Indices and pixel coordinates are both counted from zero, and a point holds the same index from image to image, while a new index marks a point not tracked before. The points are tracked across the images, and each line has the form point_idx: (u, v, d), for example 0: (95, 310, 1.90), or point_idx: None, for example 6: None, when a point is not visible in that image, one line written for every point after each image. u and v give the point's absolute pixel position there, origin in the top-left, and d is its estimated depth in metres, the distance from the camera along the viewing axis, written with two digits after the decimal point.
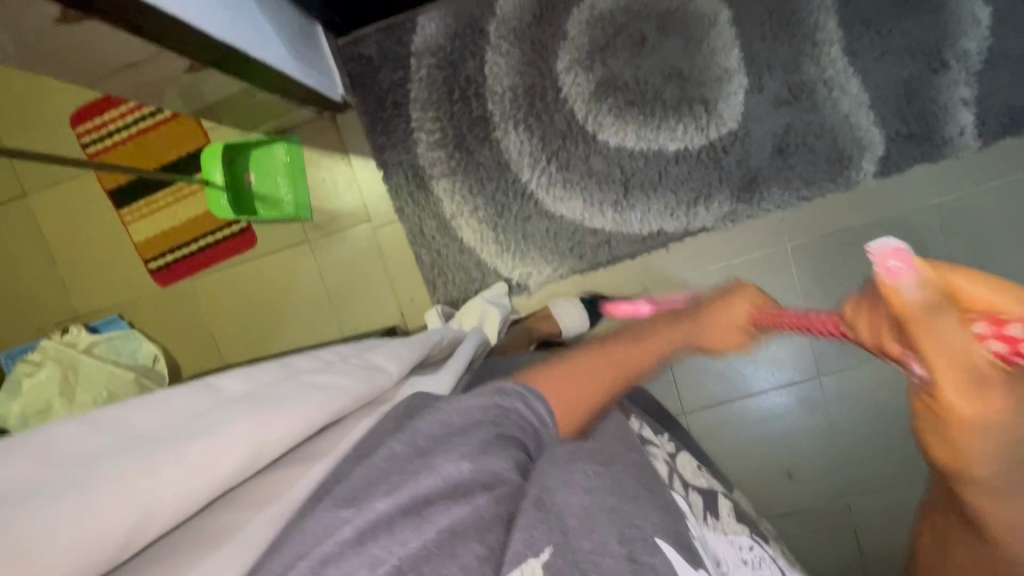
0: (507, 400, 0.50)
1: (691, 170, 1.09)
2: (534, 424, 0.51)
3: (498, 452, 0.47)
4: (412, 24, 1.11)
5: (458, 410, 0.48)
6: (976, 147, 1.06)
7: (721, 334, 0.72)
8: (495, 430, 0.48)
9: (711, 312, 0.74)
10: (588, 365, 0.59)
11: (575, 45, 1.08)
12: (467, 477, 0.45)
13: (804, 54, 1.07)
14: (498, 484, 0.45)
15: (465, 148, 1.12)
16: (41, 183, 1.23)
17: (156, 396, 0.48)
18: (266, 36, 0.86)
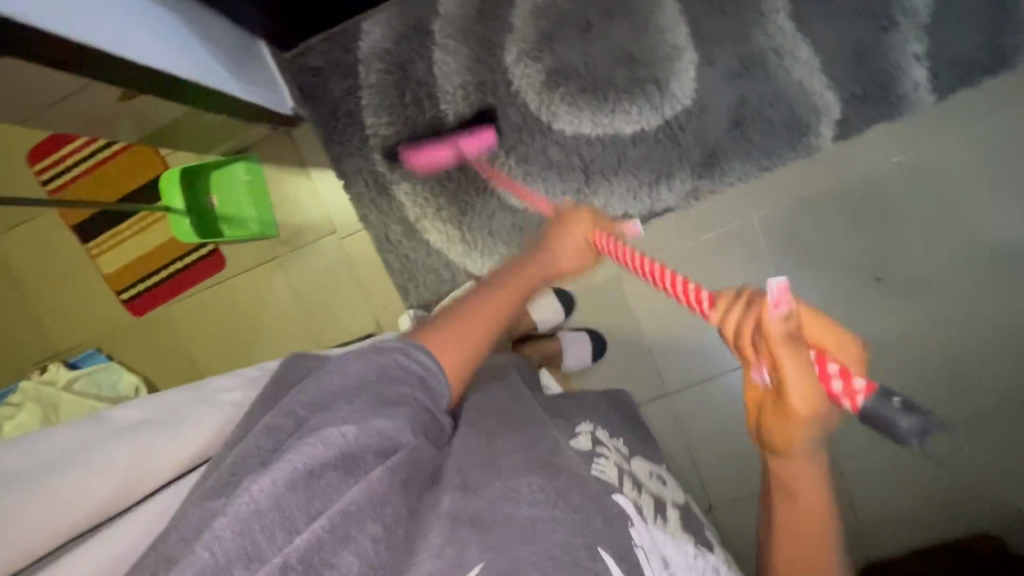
0: (383, 354, 0.53)
1: (650, 151, 1.09)
2: (417, 375, 0.53)
3: (386, 413, 0.49)
4: (357, 30, 1.11)
5: (340, 375, 0.50)
6: (931, 102, 1.06)
7: (569, 258, 0.86)
8: (380, 391, 0.50)
9: (554, 239, 0.87)
10: (468, 317, 0.63)
11: (521, 36, 1.08)
12: (352, 440, 0.46)
13: (751, 24, 1.06)
14: (393, 449, 0.48)
15: (422, 149, 1.12)
16: (7, 225, 1.23)
17: (54, 430, 0.55)
18: (200, 56, 0.86)
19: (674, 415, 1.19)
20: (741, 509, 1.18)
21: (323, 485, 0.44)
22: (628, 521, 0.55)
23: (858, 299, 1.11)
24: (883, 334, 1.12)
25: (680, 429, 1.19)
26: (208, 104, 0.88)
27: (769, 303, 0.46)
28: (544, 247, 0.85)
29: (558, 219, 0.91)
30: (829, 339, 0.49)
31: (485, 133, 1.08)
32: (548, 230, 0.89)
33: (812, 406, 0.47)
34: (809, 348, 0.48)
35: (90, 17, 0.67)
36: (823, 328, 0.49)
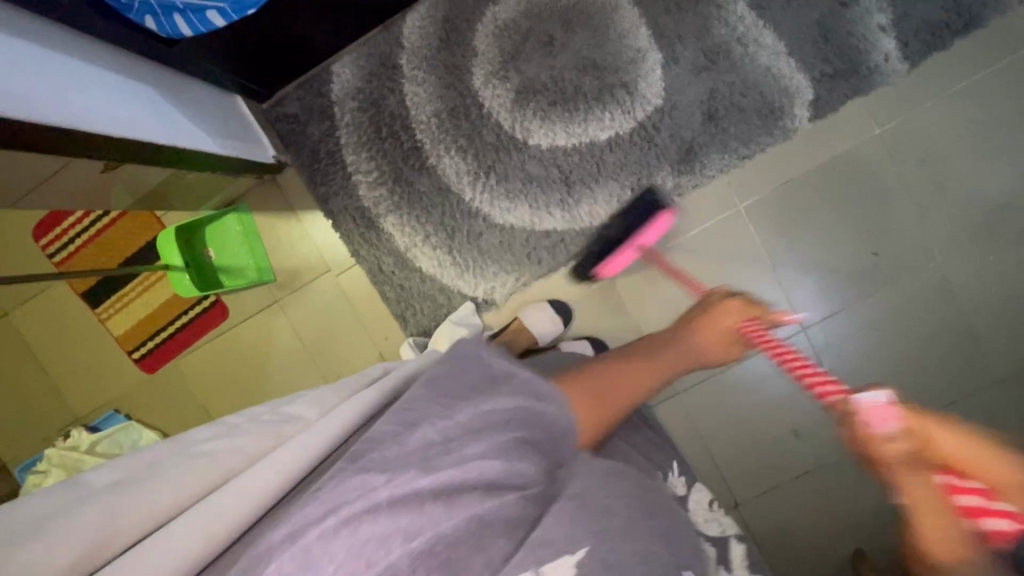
0: (543, 402, 0.57)
1: (627, 155, 1.09)
2: (557, 429, 0.57)
3: (524, 458, 0.52)
4: (329, 73, 1.14)
5: (497, 410, 0.54)
6: (904, 71, 1.05)
7: (711, 345, 0.81)
8: (522, 432, 0.54)
9: (701, 323, 0.83)
10: (614, 373, 0.69)
11: (486, 59, 1.10)
12: (496, 474, 0.50)
13: (711, 18, 1.06)
14: (527, 485, 0.51)
15: (403, 180, 1.14)
16: (19, 300, 1.28)
17: (32, 496, 0.49)
18: (170, 116, 0.88)
19: (686, 414, 1.18)
20: (765, 502, 1.16)
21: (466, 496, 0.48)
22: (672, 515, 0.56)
23: (858, 276, 1.10)
24: (889, 309, 1.10)
25: (695, 429, 1.18)
26: (188, 162, 0.91)
27: (872, 419, 0.52)
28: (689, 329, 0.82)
29: (706, 306, 0.86)
30: (985, 455, 0.51)
31: (661, 219, 1.06)
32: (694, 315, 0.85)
33: (949, 542, 0.50)
34: (938, 459, 0.52)
35: (58, 100, 0.69)
36: (956, 438, 0.51)
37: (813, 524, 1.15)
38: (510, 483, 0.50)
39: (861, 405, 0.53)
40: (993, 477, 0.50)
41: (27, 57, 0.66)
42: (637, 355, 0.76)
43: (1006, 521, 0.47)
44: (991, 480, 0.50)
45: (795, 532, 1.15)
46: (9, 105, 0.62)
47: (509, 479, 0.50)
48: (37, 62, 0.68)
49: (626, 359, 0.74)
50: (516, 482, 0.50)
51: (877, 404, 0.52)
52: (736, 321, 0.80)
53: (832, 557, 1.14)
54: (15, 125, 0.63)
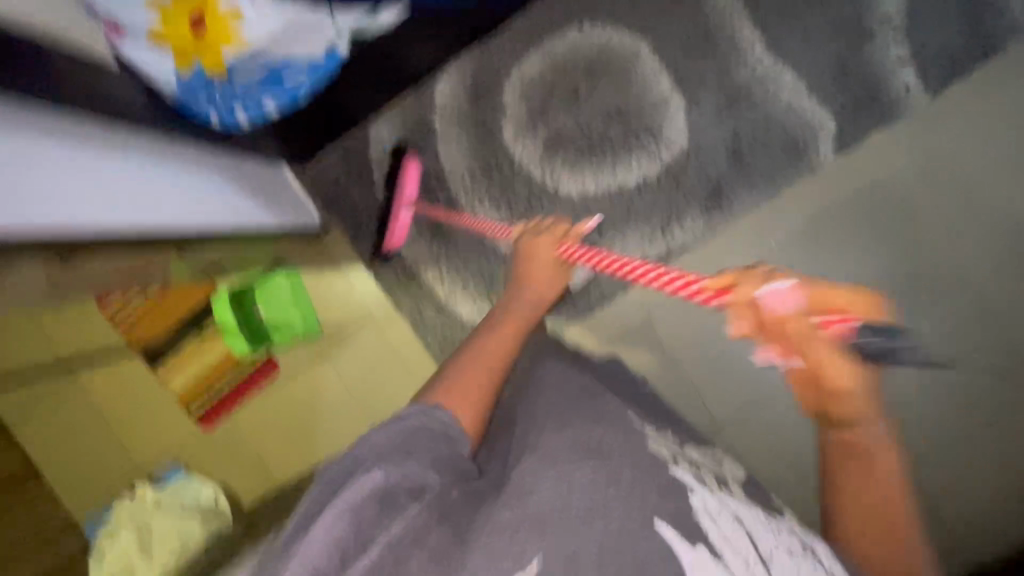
0: (405, 420, 0.60)
1: (655, 198, 1.13)
2: (437, 429, 0.61)
3: (408, 458, 0.57)
4: (365, 138, 1.20)
5: (384, 435, 0.58)
6: (926, 100, 1.07)
7: (541, 280, 0.90)
8: (411, 441, 0.58)
9: (525, 273, 0.91)
10: (472, 365, 0.71)
11: (515, 114, 1.14)
12: (387, 481, 0.54)
13: (730, 61, 1.09)
14: (420, 490, 0.56)
15: (439, 234, 1.19)
16: (85, 362, 1.35)
17: None
18: (233, 205, 0.95)
19: (731, 448, 1.18)
20: None
21: (366, 522, 0.53)
22: (687, 491, 0.59)
23: (896, 301, 1.10)
24: (931, 332, 1.10)
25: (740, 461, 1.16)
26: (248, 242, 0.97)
27: (771, 301, 0.58)
28: (516, 284, 0.90)
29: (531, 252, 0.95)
30: (855, 296, 0.57)
31: (411, 171, 1.16)
32: (526, 255, 0.95)
33: (843, 376, 0.59)
34: (825, 308, 0.57)
35: (144, 210, 0.77)
36: (831, 288, 0.57)
37: None
38: (405, 498, 0.55)
39: (761, 295, 0.59)
40: (867, 311, 0.57)
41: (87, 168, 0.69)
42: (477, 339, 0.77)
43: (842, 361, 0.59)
44: (867, 312, 0.57)
45: None
46: (64, 226, 0.64)
47: (401, 492, 0.55)
48: (95, 171, 0.70)
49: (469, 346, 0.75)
50: (514, 489, 0.57)
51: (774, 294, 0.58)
52: (554, 251, 0.92)
53: None
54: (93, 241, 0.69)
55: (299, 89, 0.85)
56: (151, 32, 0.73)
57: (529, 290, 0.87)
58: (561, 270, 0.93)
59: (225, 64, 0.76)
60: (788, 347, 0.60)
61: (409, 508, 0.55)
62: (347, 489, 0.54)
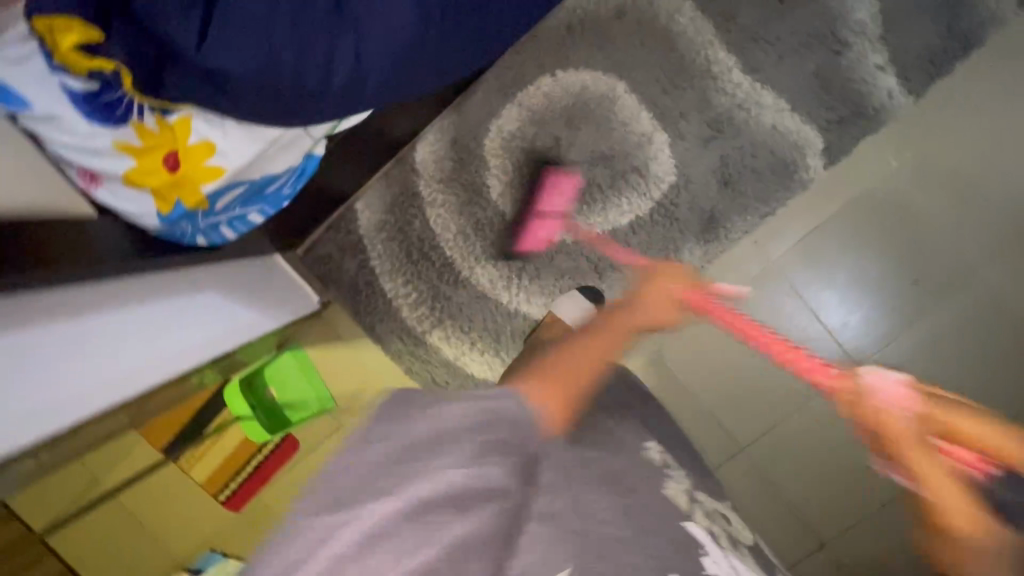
0: (493, 403, 0.58)
1: (652, 235, 1.12)
2: (519, 422, 0.59)
3: (490, 461, 0.56)
4: (353, 212, 1.20)
5: (464, 414, 0.57)
6: (910, 103, 1.06)
7: (660, 310, 0.80)
8: (500, 437, 0.57)
9: (644, 291, 0.82)
10: (574, 355, 0.72)
11: (499, 170, 1.14)
12: (460, 483, 0.54)
13: (709, 90, 1.09)
14: (495, 495, 0.56)
15: (440, 297, 1.18)
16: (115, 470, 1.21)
17: None
18: (217, 313, 0.94)
19: (755, 468, 1.19)
20: (850, 540, 1.16)
21: (436, 520, 0.53)
22: (700, 551, 0.60)
23: (903, 305, 1.10)
24: (942, 331, 1.10)
25: (763, 477, 1.19)
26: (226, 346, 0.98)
27: (879, 392, 0.61)
28: (630, 302, 0.81)
29: (651, 273, 0.85)
30: (986, 431, 0.59)
31: (563, 182, 1.11)
32: (646, 281, 0.84)
33: (958, 507, 0.57)
34: (942, 431, 0.59)
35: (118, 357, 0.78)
36: (972, 420, 0.59)
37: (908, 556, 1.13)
38: (479, 499, 0.55)
39: (871, 378, 0.63)
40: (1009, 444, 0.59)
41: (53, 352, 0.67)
42: (594, 334, 0.76)
43: (965, 464, 0.59)
44: (1005, 447, 0.59)
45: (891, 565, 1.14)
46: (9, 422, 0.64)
47: (471, 496, 0.55)
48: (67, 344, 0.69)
49: (586, 338, 0.75)
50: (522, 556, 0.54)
51: (884, 379, 0.61)
52: (682, 288, 0.81)
53: None
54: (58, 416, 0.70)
55: (283, 193, 0.85)
56: (127, 174, 0.69)
57: (648, 308, 0.80)
58: (677, 309, 0.82)
59: (206, 196, 0.73)
60: (902, 460, 0.60)
61: (484, 509, 0.55)
62: (422, 479, 0.54)
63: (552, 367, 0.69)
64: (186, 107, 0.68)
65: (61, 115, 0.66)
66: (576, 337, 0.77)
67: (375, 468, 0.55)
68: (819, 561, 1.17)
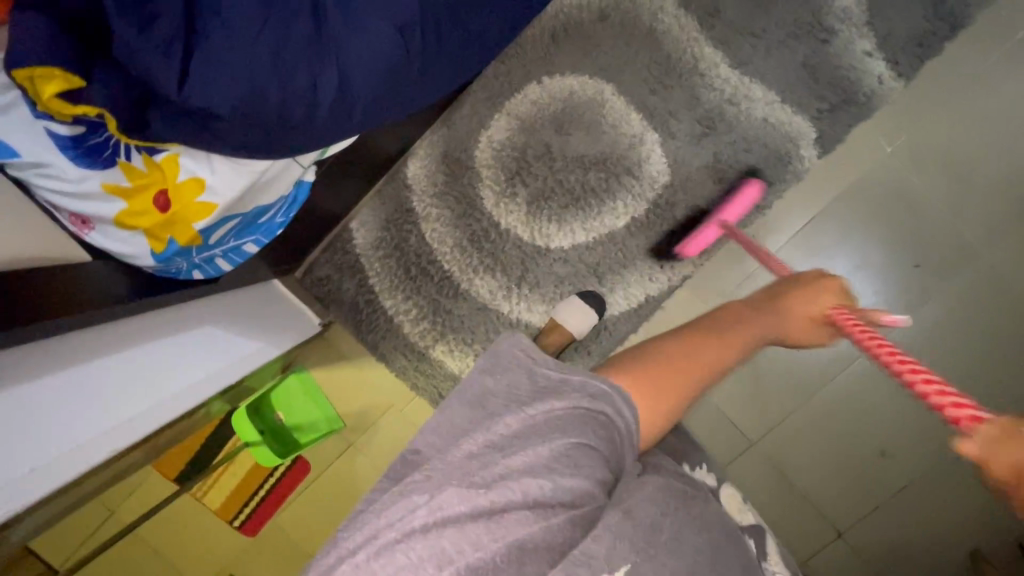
0: (591, 398, 0.54)
1: (649, 237, 1.11)
2: (606, 420, 0.54)
3: (575, 466, 0.50)
4: (348, 231, 1.20)
5: (546, 412, 0.52)
6: (901, 87, 1.05)
7: (796, 326, 0.77)
8: (580, 439, 0.51)
9: (782, 303, 0.78)
10: (683, 345, 0.68)
11: (492, 180, 1.13)
12: (541, 487, 0.49)
13: (697, 86, 1.08)
14: (576, 505, 0.50)
15: (441, 311, 1.18)
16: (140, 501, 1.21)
17: None
18: (220, 343, 0.95)
19: (767, 461, 1.19)
20: (867, 527, 1.16)
21: (504, 527, 0.47)
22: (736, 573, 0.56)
23: (908, 290, 1.09)
24: (949, 314, 1.09)
25: (776, 470, 1.18)
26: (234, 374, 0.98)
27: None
28: (768, 309, 0.78)
29: (801, 282, 0.81)
30: None
31: (746, 190, 1.04)
32: (785, 289, 0.80)
33: None
34: None
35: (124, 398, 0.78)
36: None
37: (925, 538, 1.13)
38: (553, 510, 0.49)
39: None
40: None
41: (63, 400, 0.69)
42: (704, 330, 0.72)
43: None
44: None
45: (910, 549, 1.14)
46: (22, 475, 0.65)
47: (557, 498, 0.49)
48: (74, 391, 0.70)
49: (683, 332, 0.71)
50: None
51: None
52: (827, 309, 0.76)
53: (948, 561, 1.12)
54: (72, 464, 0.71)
55: (276, 221, 0.85)
56: (118, 217, 0.69)
57: (787, 320, 0.77)
58: (820, 331, 0.77)
59: (199, 232, 0.73)
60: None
61: (557, 518, 0.49)
62: (496, 477, 0.49)
63: (656, 356, 0.66)
64: (174, 145, 0.68)
65: (51, 163, 0.65)
66: (694, 324, 0.74)
67: (461, 461, 0.51)
68: (838, 549, 1.17)
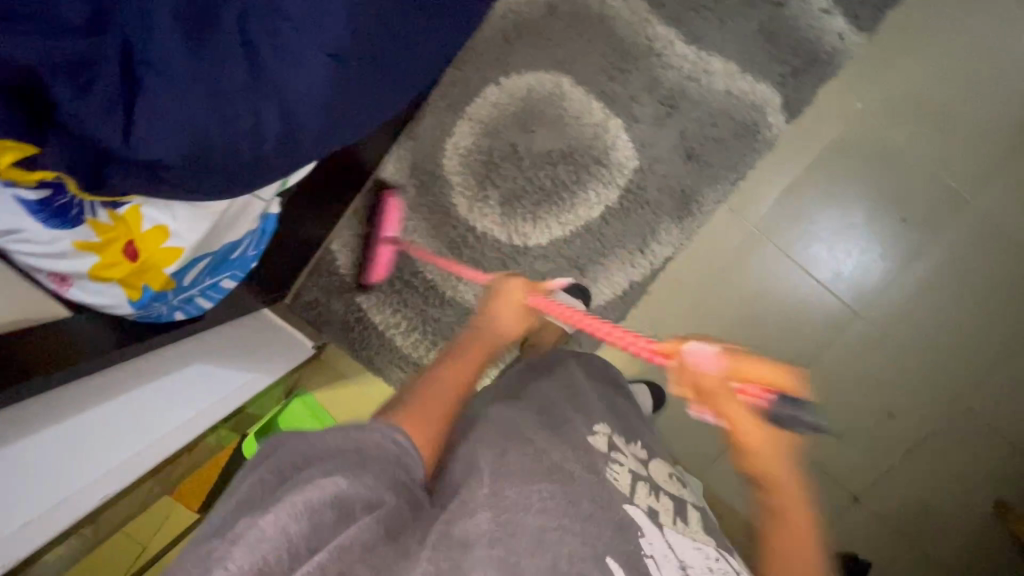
0: (365, 433, 0.53)
1: (625, 223, 1.10)
2: (392, 453, 0.54)
3: (369, 474, 0.50)
4: (330, 253, 1.22)
5: (339, 437, 0.52)
6: (862, 42, 1.04)
7: (510, 320, 0.82)
8: (371, 463, 0.51)
9: (492, 309, 0.82)
10: (438, 379, 0.68)
11: (464, 186, 1.14)
12: (348, 489, 0.48)
13: (656, 67, 1.07)
14: (377, 506, 0.49)
15: (429, 320, 1.19)
16: (141, 538, 1.01)
17: None
18: (218, 378, 0.98)
19: None
20: (881, 490, 1.11)
21: (325, 527, 0.46)
22: (638, 533, 0.57)
23: (896, 246, 1.07)
24: (940, 264, 1.06)
25: None
26: (239, 405, 1.00)
27: (701, 361, 0.58)
28: (483, 320, 0.81)
29: (491, 289, 0.86)
30: (777, 375, 0.56)
31: (393, 204, 1.14)
32: (486, 297, 0.85)
33: (760, 439, 0.59)
34: (740, 378, 0.58)
35: (131, 433, 0.81)
36: (757, 362, 0.58)
37: (947, 498, 1.09)
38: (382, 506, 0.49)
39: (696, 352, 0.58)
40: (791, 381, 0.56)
41: (66, 443, 0.73)
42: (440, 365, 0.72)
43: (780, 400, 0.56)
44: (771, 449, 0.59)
45: (932, 509, 1.10)
46: (38, 508, 0.66)
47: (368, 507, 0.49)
48: (72, 435, 0.73)
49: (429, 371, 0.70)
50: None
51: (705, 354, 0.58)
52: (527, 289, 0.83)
53: (973, 519, 1.09)
54: (93, 495, 0.73)
55: (248, 255, 0.89)
56: (91, 270, 0.71)
57: (499, 321, 0.81)
58: (528, 319, 0.83)
59: (171, 276, 0.75)
60: (715, 415, 0.59)
61: (377, 518, 0.49)
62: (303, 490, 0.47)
63: (421, 388, 0.66)
64: (136, 197, 0.70)
65: (23, 227, 0.67)
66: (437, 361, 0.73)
67: (268, 488, 0.48)
68: (856, 516, 1.11)
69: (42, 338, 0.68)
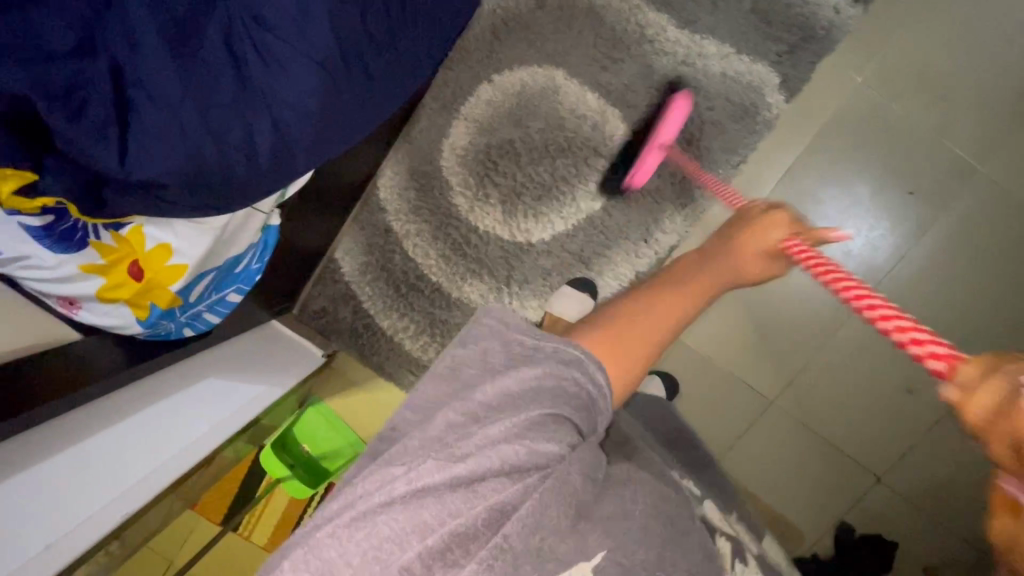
0: (569, 370, 0.53)
1: (627, 213, 1.09)
2: (584, 396, 0.54)
3: (548, 434, 0.50)
4: (334, 262, 1.23)
5: (519, 382, 0.52)
6: (858, 14, 1.01)
7: (752, 263, 0.69)
8: (556, 408, 0.51)
9: (738, 234, 0.70)
10: (643, 307, 0.66)
11: (463, 185, 1.14)
12: (523, 455, 0.49)
13: (648, 54, 1.06)
14: (551, 466, 0.49)
15: (437, 322, 1.19)
16: (168, 558, 1.04)
17: None
18: (229, 392, 0.99)
19: (789, 419, 1.15)
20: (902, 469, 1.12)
21: (484, 491, 0.48)
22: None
23: (905, 220, 1.05)
24: (950, 236, 1.04)
25: (798, 424, 1.15)
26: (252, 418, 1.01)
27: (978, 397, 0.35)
28: (716, 254, 0.71)
29: (746, 218, 0.72)
30: None
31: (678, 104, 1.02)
32: (738, 225, 0.72)
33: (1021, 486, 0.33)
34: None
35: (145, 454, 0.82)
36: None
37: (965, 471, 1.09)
38: (532, 472, 0.49)
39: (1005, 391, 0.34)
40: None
41: (79, 467, 0.73)
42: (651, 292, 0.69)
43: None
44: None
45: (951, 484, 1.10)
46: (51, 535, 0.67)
47: (526, 470, 0.49)
48: (83, 459, 0.74)
49: (632, 299, 0.68)
50: None
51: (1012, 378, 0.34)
52: (784, 234, 0.66)
53: None
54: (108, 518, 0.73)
55: (252, 268, 0.89)
56: (99, 293, 0.72)
57: (742, 259, 0.69)
58: (776, 262, 0.68)
59: (176, 294, 0.76)
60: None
61: (540, 483, 0.49)
62: (473, 455, 0.49)
63: (627, 314, 0.65)
64: (137, 218, 0.71)
65: (29, 255, 0.68)
66: (656, 283, 0.71)
67: (439, 432, 0.51)
68: (881, 495, 1.13)
69: (52, 365, 0.68)
